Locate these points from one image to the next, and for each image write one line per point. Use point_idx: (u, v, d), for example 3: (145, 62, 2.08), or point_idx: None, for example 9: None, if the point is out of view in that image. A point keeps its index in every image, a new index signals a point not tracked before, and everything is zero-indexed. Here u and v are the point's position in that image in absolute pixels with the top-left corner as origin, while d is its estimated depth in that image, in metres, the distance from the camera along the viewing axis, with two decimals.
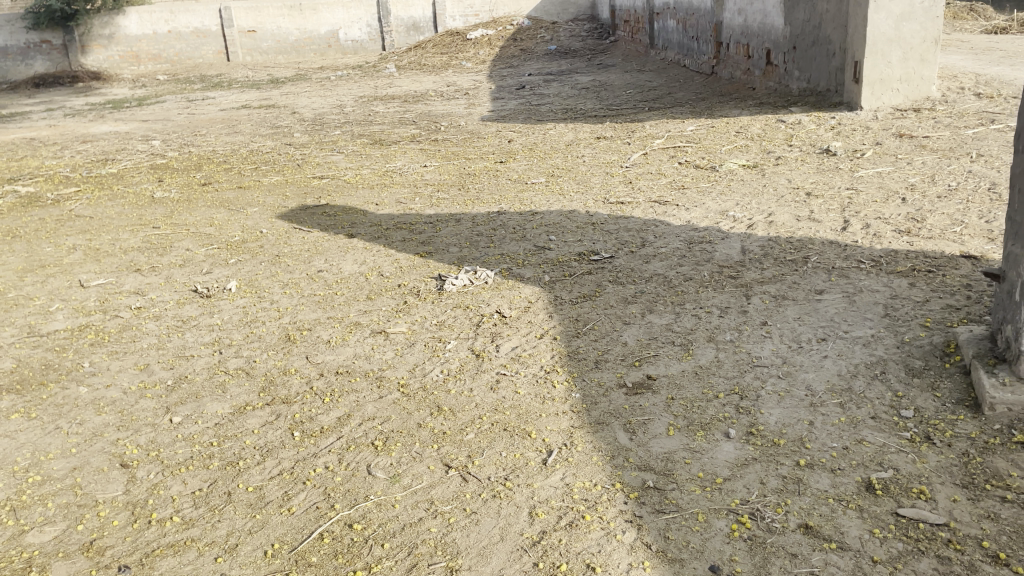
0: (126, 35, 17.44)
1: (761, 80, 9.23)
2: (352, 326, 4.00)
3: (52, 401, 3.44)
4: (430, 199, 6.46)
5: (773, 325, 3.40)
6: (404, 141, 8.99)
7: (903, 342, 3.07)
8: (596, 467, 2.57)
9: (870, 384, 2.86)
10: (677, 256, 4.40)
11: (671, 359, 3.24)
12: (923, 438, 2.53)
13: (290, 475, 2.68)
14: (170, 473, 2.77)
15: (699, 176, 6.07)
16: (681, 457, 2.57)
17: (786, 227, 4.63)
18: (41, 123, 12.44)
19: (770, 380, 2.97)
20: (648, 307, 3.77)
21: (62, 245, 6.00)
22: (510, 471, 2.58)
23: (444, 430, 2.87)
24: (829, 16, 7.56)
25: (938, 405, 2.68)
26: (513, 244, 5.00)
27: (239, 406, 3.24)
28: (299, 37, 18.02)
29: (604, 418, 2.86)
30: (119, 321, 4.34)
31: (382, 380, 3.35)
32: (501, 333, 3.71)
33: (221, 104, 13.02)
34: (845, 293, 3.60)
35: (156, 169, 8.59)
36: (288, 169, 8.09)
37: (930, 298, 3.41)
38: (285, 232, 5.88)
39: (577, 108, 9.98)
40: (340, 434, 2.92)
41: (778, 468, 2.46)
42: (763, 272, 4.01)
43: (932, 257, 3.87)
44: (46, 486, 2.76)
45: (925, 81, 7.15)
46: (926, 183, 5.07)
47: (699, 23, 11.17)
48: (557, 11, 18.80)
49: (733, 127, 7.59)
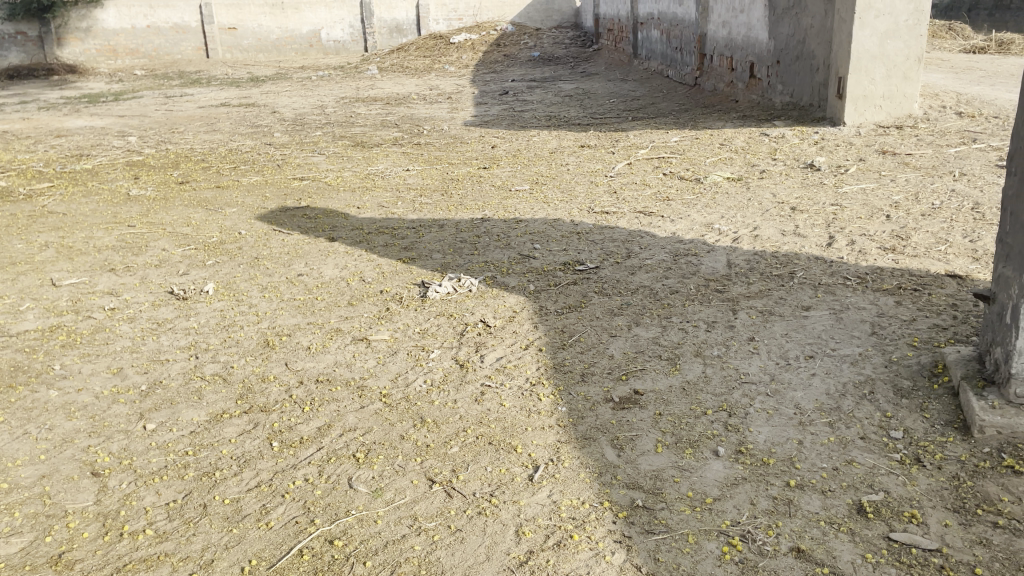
0: (104, 29, 17.16)
1: (743, 92, 9.27)
2: (332, 332, 3.93)
3: (20, 405, 3.33)
4: (413, 203, 6.39)
5: (761, 341, 3.38)
6: (386, 144, 8.92)
7: (891, 361, 3.06)
8: (584, 485, 2.52)
9: (859, 403, 2.84)
10: (663, 268, 4.37)
11: (658, 373, 3.20)
12: (913, 459, 2.52)
13: (268, 488, 2.60)
14: (143, 482, 2.68)
15: (683, 188, 6.06)
16: (670, 476, 2.52)
17: (771, 242, 4.62)
18: (15, 115, 12.17)
19: (758, 398, 2.94)
20: (634, 320, 3.73)
21: (34, 242, 5.85)
22: (495, 487, 2.53)
23: (428, 443, 2.81)
24: (813, 31, 7.61)
25: (927, 426, 2.67)
26: (497, 252, 4.95)
27: (215, 413, 3.15)
28: (281, 36, 17.88)
29: (591, 433, 2.81)
30: (92, 323, 4.22)
31: (364, 389, 3.28)
32: (486, 343, 3.65)
33: (201, 101, 12.83)
34: (832, 310, 3.59)
35: (132, 166, 8.42)
36: (268, 169, 7.98)
37: (917, 317, 3.41)
38: (264, 234, 5.79)
39: (561, 116, 9.97)
40: (321, 445, 2.84)
41: (768, 489, 2.43)
42: (749, 286, 4.00)
43: (918, 275, 3.88)
44: (12, 494, 2.66)
45: (907, 99, 7.20)
46: (910, 201, 5.10)
47: (683, 35, 11.21)
48: (540, 17, 18.80)
49: (717, 139, 7.61)
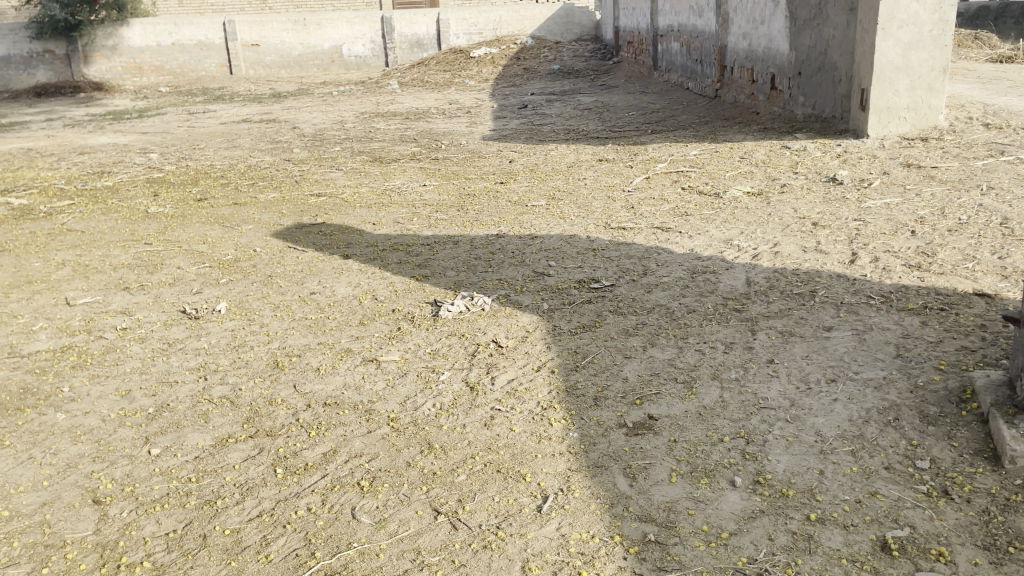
0: (130, 47, 17.44)
1: (764, 104, 9.15)
2: (342, 352, 3.87)
3: (27, 428, 3.30)
4: (429, 219, 6.34)
5: (780, 363, 3.27)
6: (404, 159, 8.90)
7: (917, 386, 2.94)
8: (594, 517, 2.42)
9: (883, 430, 2.72)
10: (680, 286, 4.28)
11: (673, 398, 3.10)
12: (941, 492, 2.40)
13: (269, 517, 2.53)
14: (145, 511, 2.62)
15: (702, 202, 5.95)
16: (684, 508, 2.42)
17: (791, 258, 4.51)
18: (40, 133, 12.36)
19: (778, 424, 2.83)
20: (649, 341, 3.64)
21: (51, 261, 5.88)
22: (502, 518, 2.44)
23: (434, 470, 2.74)
24: (835, 42, 7.49)
25: (955, 456, 2.55)
26: (511, 269, 4.88)
27: (221, 438, 3.10)
28: (302, 52, 17.99)
29: (603, 461, 2.72)
30: (103, 343, 4.20)
31: (372, 413, 3.21)
32: (497, 364, 3.57)
33: (222, 117, 12.94)
34: (854, 331, 3.47)
35: (152, 182, 8.48)
36: (285, 185, 7.99)
37: (944, 339, 3.29)
38: (279, 251, 5.77)
39: (580, 129, 9.91)
40: (326, 472, 2.77)
41: (787, 523, 2.32)
42: (769, 305, 3.89)
43: (945, 294, 3.76)
44: (12, 523, 2.61)
45: (933, 110, 7.05)
46: (936, 216, 4.96)
47: (704, 46, 11.11)
48: (560, 30, 18.73)
49: (737, 152, 7.49)
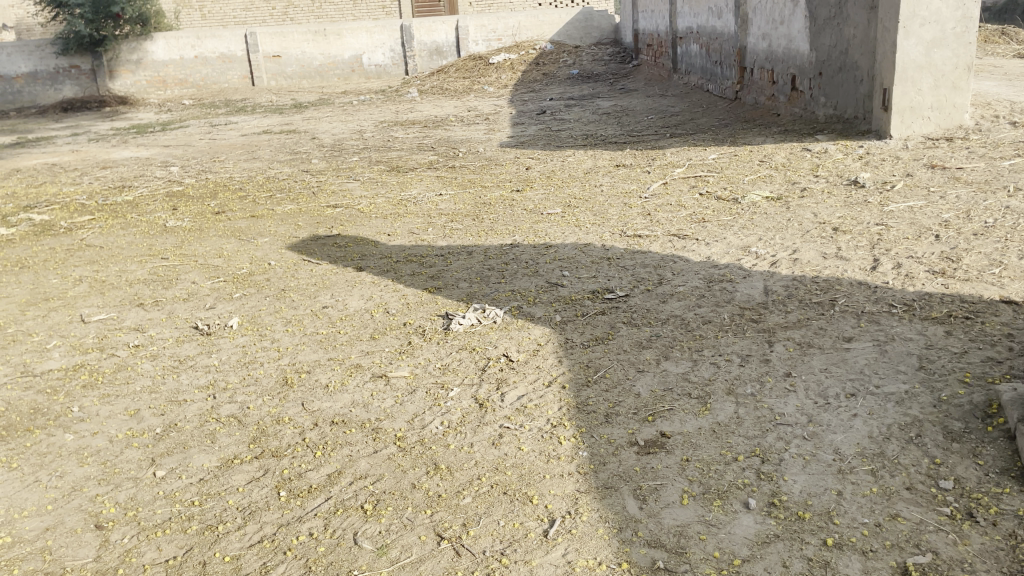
0: (154, 61, 17.67)
1: (785, 105, 8.99)
2: (352, 368, 3.82)
3: (35, 450, 3.29)
4: (444, 229, 6.28)
5: (798, 376, 3.17)
6: (421, 168, 8.86)
7: (940, 401, 2.83)
8: (602, 542, 2.35)
9: (904, 448, 2.62)
10: (696, 296, 4.18)
11: (687, 414, 3.01)
12: (965, 514, 2.29)
13: (271, 543, 2.49)
14: (146, 537, 2.59)
15: (720, 208, 5.84)
16: (695, 532, 2.34)
17: (811, 265, 4.39)
18: (65, 148, 12.49)
19: (794, 441, 2.73)
20: (663, 354, 3.55)
21: (69, 277, 5.90)
22: (507, 544, 2.38)
23: (439, 492, 2.67)
24: (856, 42, 7.34)
25: (980, 475, 2.45)
26: (524, 280, 4.81)
27: (227, 458, 3.06)
28: (323, 62, 18.02)
29: (613, 482, 2.63)
30: (115, 361, 4.19)
31: (379, 432, 3.16)
32: (507, 379, 3.50)
33: (243, 129, 13.00)
34: (876, 341, 3.36)
35: (172, 196, 8.51)
36: (303, 197, 7.98)
37: (969, 349, 3.17)
38: (293, 265, 5.74)
39: (597, 134, 9.83)
40: (329, 495, 2.72)
41: (803, 549, 2.23)
42: (787, 315, 3.78)
43: (970, 301, 3.63)
44: (14, 549, 2.59)
45: (957, 109, 6.89)
46: (961, 219, 4.82)
47: (723, 48, 10.97)
48: (579, 35, 18.67)
49: (757, 156, 7.37)
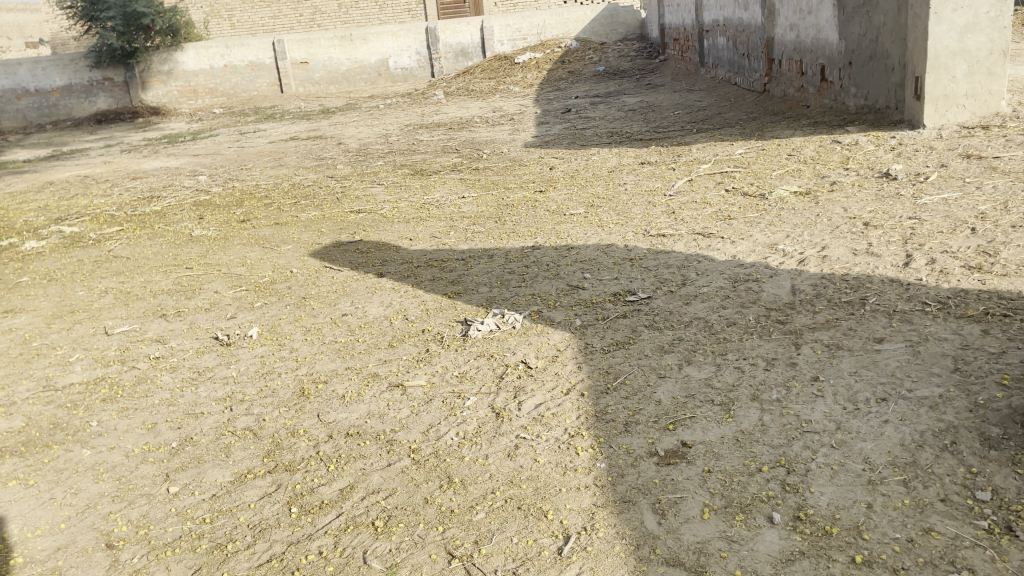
0: (184, 71, 17.84)
1: (815, 96, 8.77)
2: (369, 377, 3.77)
3: (53, 466, 3.28)
4: (466, 233, 6.21)
5: (826, 381, 3.03)
6: (445, 171, 8.80)
7: (976, 406, 2.69)
8: (618, 560, 2.26)
9: (939, 456, 2.49)
10: (721, 296, 4.06)
11: (709, 422, 2.90)
12: (1004, 528, 2.17)
13: (279, 563, 2.44)
14: (155, 556, 2.56)
15: (747, 205, 5.69)
16: (716, 550, 2.24)
17: (841, 262, 4.24)
18: (98, 160, 12.65)
19: (822, 451, 2.61)
20: (685, 358, 3.43)
21: (94, 289, 5.95)
22: (520, 563, 2.30)
23: (452, 508, 2.60)
24: (886, 29, 7.13)
25: (1020, 485, 2.31)
26: (545, 283, 4.73)
27: (240, 473, 3.02)
28: (350, 67, 18.08)
29: (631, 495, 2.54)
30: (135, 374, 4.18)
31: (393, 444, 3.09)
32: (524, 387, 3.41)
33: (270, 136, 13.06)
34: (908, 342, 3.21)
35: (199, 206, 8.55)
36: (327, 203, 7.96)
37: (1008, 349, 3.02)
38: (315, 272, 5.72)
39: (623, 132, 9.68)
40: (341, 510, 2.67)
41: (830, 567, 2.12)
42: (815, 316, 3.64)
43: (1008, 298, 3.47)
44: (25, 570, 2.57)
45: (993, 96, 6.68)
46: (998, 211, 4.63)
47: (750, 40, 10.76)
48: (605, 31, 18.53)
49: (785, 149, 7.18)
